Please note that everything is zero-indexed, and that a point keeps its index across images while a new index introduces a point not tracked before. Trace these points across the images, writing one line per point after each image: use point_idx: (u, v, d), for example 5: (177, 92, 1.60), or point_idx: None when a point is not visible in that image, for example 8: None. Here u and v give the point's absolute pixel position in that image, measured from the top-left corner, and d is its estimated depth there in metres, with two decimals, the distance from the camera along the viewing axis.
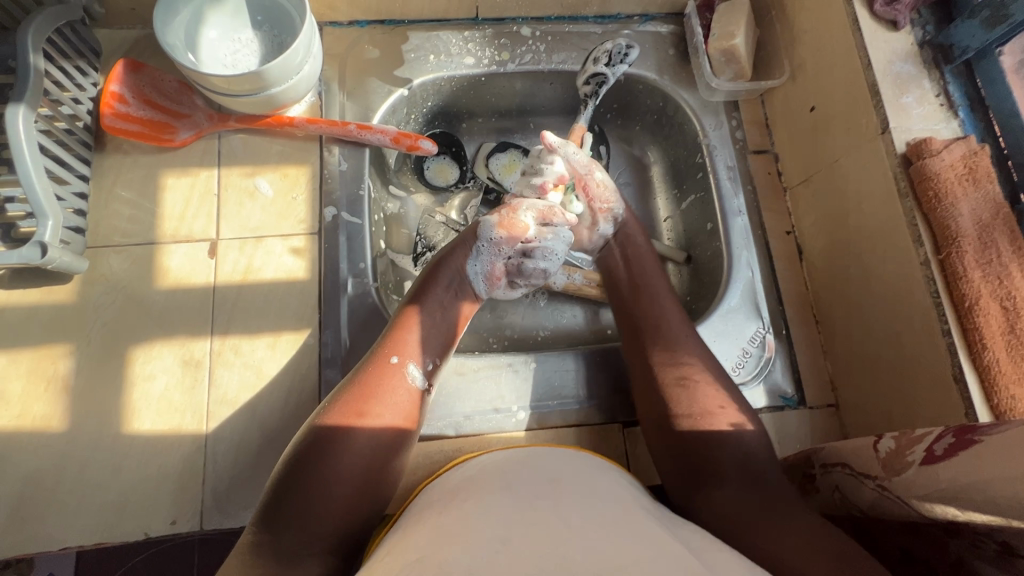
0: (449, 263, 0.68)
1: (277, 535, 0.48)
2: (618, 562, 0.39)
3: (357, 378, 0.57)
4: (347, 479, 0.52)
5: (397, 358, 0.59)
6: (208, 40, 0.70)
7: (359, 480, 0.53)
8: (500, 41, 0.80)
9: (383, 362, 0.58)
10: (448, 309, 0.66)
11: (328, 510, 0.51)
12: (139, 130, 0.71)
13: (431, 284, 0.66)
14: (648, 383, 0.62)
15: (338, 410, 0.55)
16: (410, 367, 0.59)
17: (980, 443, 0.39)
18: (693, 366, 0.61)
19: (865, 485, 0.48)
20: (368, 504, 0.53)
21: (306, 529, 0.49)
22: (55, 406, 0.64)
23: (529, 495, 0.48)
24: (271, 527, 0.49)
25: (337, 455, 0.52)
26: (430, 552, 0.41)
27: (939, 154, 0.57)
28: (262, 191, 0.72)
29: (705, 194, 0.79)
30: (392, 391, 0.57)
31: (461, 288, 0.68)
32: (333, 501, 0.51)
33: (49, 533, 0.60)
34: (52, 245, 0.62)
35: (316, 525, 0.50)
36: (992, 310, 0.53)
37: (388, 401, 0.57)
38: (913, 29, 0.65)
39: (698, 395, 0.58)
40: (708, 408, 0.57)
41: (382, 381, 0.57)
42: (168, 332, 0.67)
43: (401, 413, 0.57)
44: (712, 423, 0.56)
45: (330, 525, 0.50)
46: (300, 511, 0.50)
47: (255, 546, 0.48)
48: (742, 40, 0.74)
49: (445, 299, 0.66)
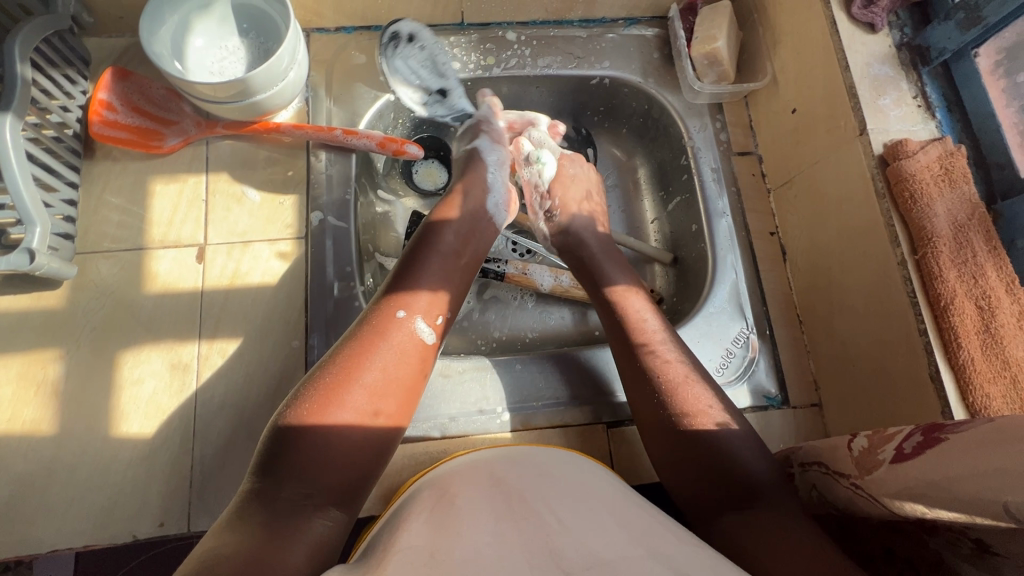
0: (459, 215, 0.69)
1: (278, 485, 0.47)
2: (607, 556, 0.39)
3: (363, 331, 0.57)
4: (351, 432, 0.51)
5: (403, 312, 0.59)
6: (195, 48, 0.71)
7: (363, 432, 0.52)
8: (486, 46, 0.81)
9: (389, 315, 0.58)
10: (459, 262, 0.66)
11: (331, 459, 0.50)
12: (126, 137, 0.71)
13: (440, 234, 0.66)
14: (636, 388, 0.61)
15: (343, 361, 0.54)
16: (417, 321, 0.59)
17: (945, 441, 0.40)
18: (673, 365, 0.60)
19: (839, 483, 0.48)
20: (372, 457, 0.52)
21: (307, 479, 0.48)
22: (45, 411, 0.65)
23: (518, 489, 0.48)
24: (271, 475, 0.48)
25: (341, 403, 0.52)
26: (417, 544, 0.41)
27: (915, 155, 0.58)
28: (249, 196, 0.73)
29: (689, 196, 0.79)
30: (398, 344, 0.57)
31: (461, 252, 0.67)
32: (337, 450, 0.50)
33: (38, 535, 0.61)
34: (40, 252, 0.63)
35: (318, 475, 0.49)
36: (968, 309, 0.54)
37: (393, 355, 0.56)
38: (891, 31, 0.65)
39: (686, 393, 0.58)
40: (693, 408, 0.57)
41: (389, 334, 0.57)
42: (156, 336, 0.68)
43: (407, 368, 0.57)
44: (698, 423, 0.56)
45: (331, 476, 0.49)
46: (303, 458, 0.49)
47: (252, 495, 0.47)
48: (723, 43, 0.75)
49: (455, 249, 0.67)
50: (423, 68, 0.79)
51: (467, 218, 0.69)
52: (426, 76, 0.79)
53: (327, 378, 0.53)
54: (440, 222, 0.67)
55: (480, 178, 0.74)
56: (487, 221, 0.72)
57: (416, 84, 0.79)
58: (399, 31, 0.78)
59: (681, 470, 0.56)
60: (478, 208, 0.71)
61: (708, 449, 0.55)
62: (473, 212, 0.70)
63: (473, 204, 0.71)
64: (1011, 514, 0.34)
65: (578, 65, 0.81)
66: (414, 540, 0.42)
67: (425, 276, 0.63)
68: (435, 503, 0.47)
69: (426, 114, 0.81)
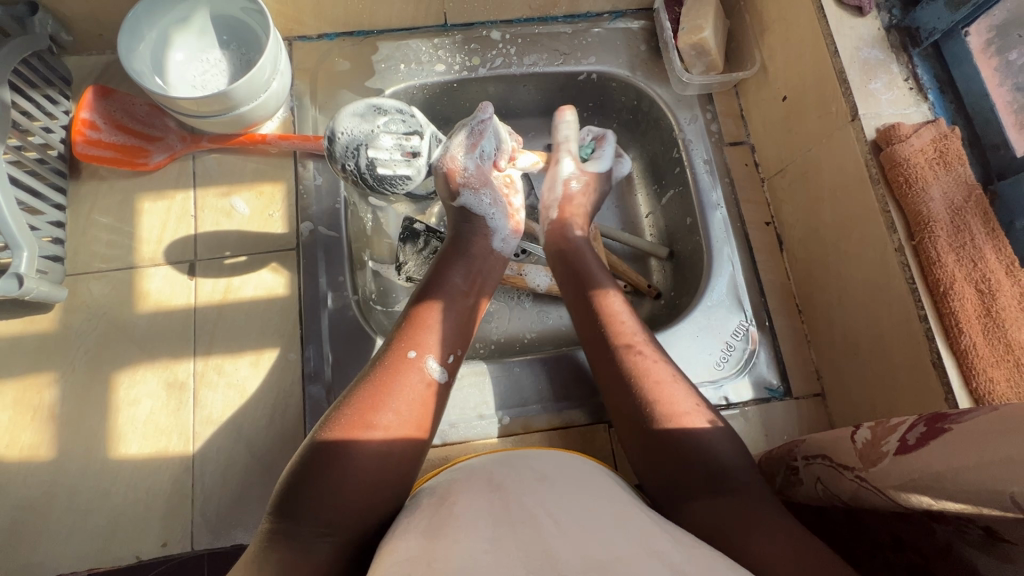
0: (467, 257, 0.67)
1: (295, 523, 0.45)
2: (606, 560, 0.37)
3: (373, 374, 0.55)
4: (371, 474, 0.49)
5: (414, 352, 0.57)
6: (175, 62, 0.70)
7: (380, 472, 0.50)
8: (470, 46, 0.80)
9: (399, 356, 0.56)
10: (467, 301, 0.64)
11: (347, 500, 0.47)
12: (111, 155, 0.71)
13: (448, 271, 0.65)
14: (617, 392, 0.59)
15: (357, 404, 0.52)
16: (428, 361, 0.57)
17: (949, 431, 0.39)
18: (657, 367, 0.58)
19: (844, 476, 0.47)
20: (391, 496, 0.50)
21: (325, 518, 0.46)
22: (42, 435, 0.64)
23: (518, 495, 0.47)
24: (287, 515, 0.46)
25: (355, 445, 0.49)
26: (412, 554, 0.39)
27: (909, 139, 0.57)
28: (238, 210, 0.72)
29: (683, 188, 0.78)
30: (407, 383, 0.55)
31: (472, 290, 0.65)
32: (354, 491, 0.48)
33: (41, 561, 0.61)
34: (29, 276, 0.62)
35: (335, 515, 0.46)
36: (968, 293, 0.53)
37: (404, 395, 0.54)
38: (880, 13, 0.64)
39: (668, 396, 0.55)
40: (677, 410, 0.54)
41: (401, 376, 0.55)
42: (151, 355, 0.67)
43: (420, 408, 0.54)
44: (680, 422, 0.53)
45: (350, 516, 0.47)
46: (318, 500, 0.47)
47: (270, 535, 0.45)
48: (710, 33, 0.73)
49: (464, 290, 0.64)
50: (391, 131, 0.66)
51: (478, 259, 0.68)
52: (407, 119, 0.67)
53: (340, 421, 0.51)
54: (447, 262, 0.66)
55: (481, 225, 0.70)
56: (495, 256, 0.70)
57: (400, 144, 0.66)
58: (383, 108, 0.67)
59: (652, 465, 0.54)
60: (486, 250, 0.69)
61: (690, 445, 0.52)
62: (485, 256, 0.69)
63: (481, 247, 0.69)
64: (1017, 504, 0.34)
65: (564, 61, 0.80)
66: (410, 548, 0.40)
67: (428, 309, 0.61)
68: (432, 509, 0.46)
69: (416, 169, 0.68)
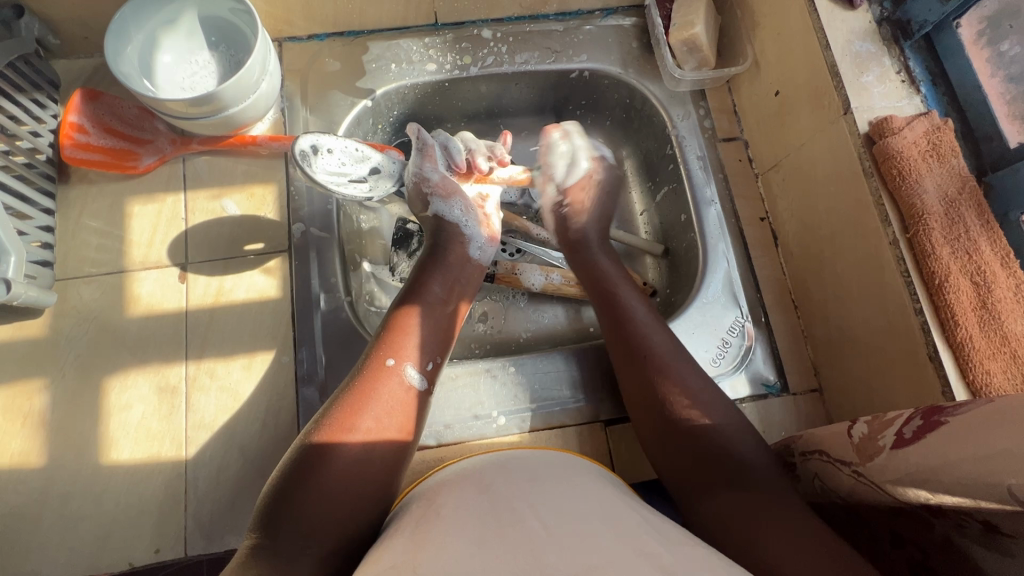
0: (445, 264, 0.67)
1: (277, 537, 0.45)
2: (590, 562, 0.37)
3: (355, 382, 0.54)
4: (352, 482, 0.48)
5: (394, 359, 0.56)
6: (163, 65, 0.70)
7: (361, 480, 0.49)
8: (461, 45, 0.80)
9: (378, 365, 0.55)
10: (446, 307, 0.64)
11: (330, 510, 0.47)
12: (101, 159, 0.70)
13: (428, 281, 0.65)
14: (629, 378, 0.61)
15: (340, 411, 0.52)
16: (407, 368, 0.56)
17: (946, 424, 0.39)
18: (660, 358, 0.59)
19: (841, 471, 0.47)
20: (377, 500, 0.49)
21: (307, 530, 0.45)
22: (32, 442, 0.64)
23: (508, 497, 0.46)
24: (270, 529, 0.45)
25: (335, 454, 0.49)
26: (398, 560, 0.39)
27: (901, 131, 0.56)
28: (228, 212, 0.72)
29: (677, 185, 0.78)
30: (387, 392, 0.54)
31: (451, 296, 0.65)
32: (337, 500, 0.47)
33: (31, 570, 0.60)
34: (17, 280, 0.62)
35: (319, 523, 0.46)
36: (963, 285, 0.53)
37: (384, 403, 0.53)
38: (871, 6, 0.64)
39: (669, 388, 0.57)
40: (677, 402, 0.56)
41: (380, 384, 0.54)
42: (142, 359, 0.67)
43: (401, 414, 0.54)
44: (680, 414, 0.55)
45: (333, 525, 0.46)
46: (299, 511, 0.46)
47: (253, 551, 0.44)
48: (702, 28, 0.73)
49: (443, 298, 0.64)
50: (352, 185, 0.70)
51: (454, 266, 0.67)
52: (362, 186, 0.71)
53: (322, 429, 0.50)
54: (427, 271, 0.65)
55: (455, 230, 0.70)
56: (472, 263, 0.69)
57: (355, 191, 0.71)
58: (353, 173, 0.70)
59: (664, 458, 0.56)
60: (463, 258, 0.69)
61: (699, 443, 0.53)
62: (461, 262, 0.68)
63: (458, 254, 0.69)
64: (1015, 497, 0.34)
65: (556, 59, 0.80)
66: (397, 555, 0.39)
67: (413, 318, 0.60)
68: (422, 514, 0.45)
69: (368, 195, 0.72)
